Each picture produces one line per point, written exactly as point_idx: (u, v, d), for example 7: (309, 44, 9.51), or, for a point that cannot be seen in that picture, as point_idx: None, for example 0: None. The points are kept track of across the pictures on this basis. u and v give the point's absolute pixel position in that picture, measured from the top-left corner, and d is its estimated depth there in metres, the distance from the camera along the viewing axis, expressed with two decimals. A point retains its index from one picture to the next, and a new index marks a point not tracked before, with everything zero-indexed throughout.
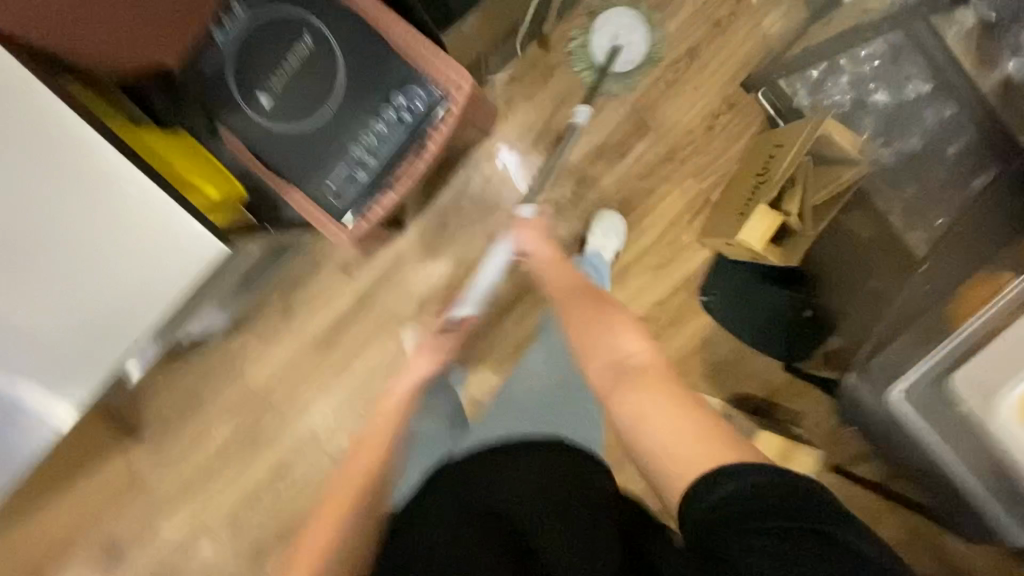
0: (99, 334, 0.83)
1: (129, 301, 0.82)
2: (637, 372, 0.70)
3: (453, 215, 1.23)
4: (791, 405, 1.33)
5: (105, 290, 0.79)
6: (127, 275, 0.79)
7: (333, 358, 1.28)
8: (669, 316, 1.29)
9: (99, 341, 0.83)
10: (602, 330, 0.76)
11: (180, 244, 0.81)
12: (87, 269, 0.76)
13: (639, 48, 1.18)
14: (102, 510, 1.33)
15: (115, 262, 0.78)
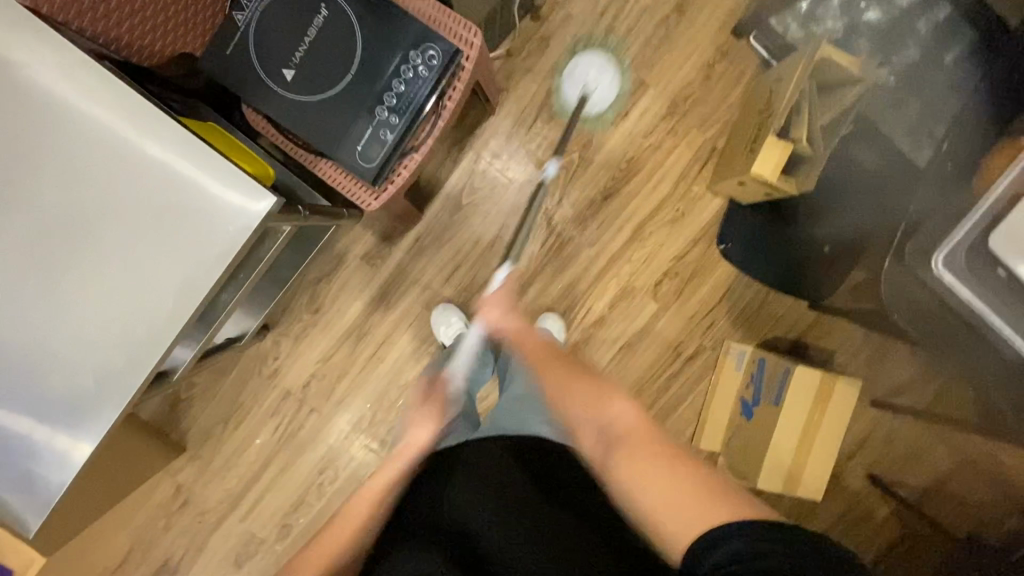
0: (143, 338, 0.70)
1: (159, 305, 0.70)
2: (629, 439, 0.69)
3: (467, 194, 1.26)
4: (821, 343, 1.35)
5: (160, 280, 0.70)
6: (154, 271, 0.69)
7: (367, 350, 1.30)
8: (690, 269, 1.31)
9: (130, 362, 0.70)
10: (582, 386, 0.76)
11: (205, 224, 0.69)
12: (122, 268, 0.70)
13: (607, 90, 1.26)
14: (157, 526, 1.35)
15: (145, 254, 0.69)
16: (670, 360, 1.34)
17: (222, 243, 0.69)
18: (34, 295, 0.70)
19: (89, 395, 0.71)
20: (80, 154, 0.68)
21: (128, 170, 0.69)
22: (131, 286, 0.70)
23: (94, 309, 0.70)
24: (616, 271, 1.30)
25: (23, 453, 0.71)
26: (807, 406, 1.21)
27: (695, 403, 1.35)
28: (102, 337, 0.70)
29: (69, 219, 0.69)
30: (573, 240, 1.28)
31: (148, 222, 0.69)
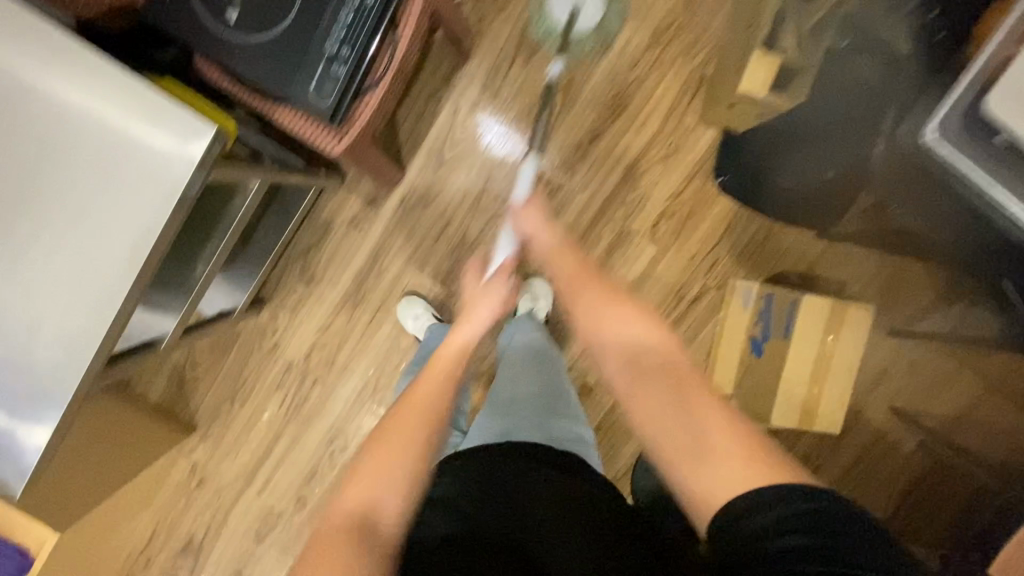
0: (97, 288, 0.70)
1: (107, 260, 0.69)
2: (660, 367, 0.72)
3: (449, 148, 1.23)
4: (833, 272, 1.29)
5: (109, 228, 0.69)
6: (98, 226, 0.69)
7: (363, 317, 1.29)
8: (687, 207, 1.26)
9: (86, 318, 0.70)
10: (610, 310, 0.78)
11: (141, 172, 0.68)
12: (69, 226, 0.70)
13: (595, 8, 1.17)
14: (177, 505, 1.38)
15: (88, 210, 0.69)
16: (673, 303, 1.29)
17: (161, 190, 0.68)
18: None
19: (50, 356, 0.71)
20: (15, 117, 0.68)
21: (62, 127, 0.68)
22: (78, 243, 0.70)
23: (44, 269, 0.70)
24: (610, 215, 1.25)
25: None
26: (817, 335, 1.15)
27: (703, 346, 1.31)
28: (62, 292, 0.70)
29: (12, 181, 0.69)
30: (563, 186, 1.24)
31: (88, 176, 0.69)
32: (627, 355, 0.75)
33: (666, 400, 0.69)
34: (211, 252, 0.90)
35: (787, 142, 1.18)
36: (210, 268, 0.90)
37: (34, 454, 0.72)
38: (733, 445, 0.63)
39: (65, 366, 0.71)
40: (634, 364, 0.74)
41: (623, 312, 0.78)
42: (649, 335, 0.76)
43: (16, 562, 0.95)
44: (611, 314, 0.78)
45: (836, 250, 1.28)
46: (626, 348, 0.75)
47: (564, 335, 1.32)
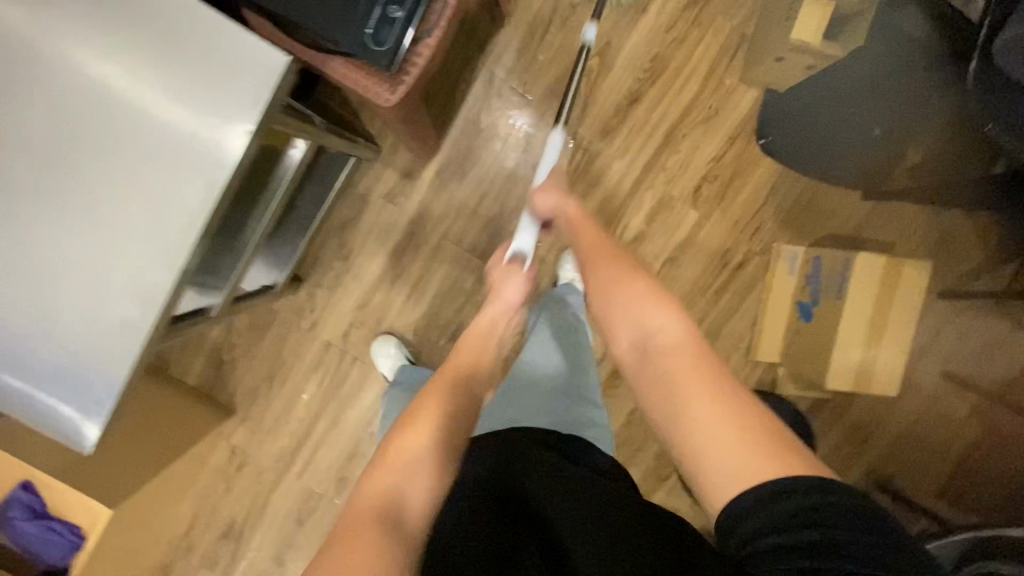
0: (171, 229, 0.68)
1: (165, 233, 0.68)
2: (673, 352, 0.66)
3: (484, 116, 1.21)
4: (881, 232, 1.25)
5: (182, 165, 0.67)
6: (154, 200, 0.67)
7: (401, 293, 1.27)
8: (729, 170, 1.23)
9: (144, 293, 0.68)
10: (626, 296, 0.71)
11: (199, 142, 0.67)
12: (123, 202, 0.68)
13: None
14: (218, 490, 1.37)
15: (143, 184, 0.67)
16: (718, 270, 1.26)
17: (220, 159, 0.67)
18: (61, 199, 0.68)
19: (105, 335, 0.68)
20: (67, 93, 0.67)
21: (113, 101, 0.67)
22: (142, 194, 0.68)
23: (98, 247, 0.68)
24: (651, 181, 1.22)
25: (64, 368, 0.68)
26: (870, 298, 1.13)
27: (749, 313, 1.28)
28: (134, 234, 0.68)
29: (64, 158, 0.67)
30: (602, 152, 1.21)
31: (143, 149, 0.67)
32: (650, 340, 0.68)
33: (691, 399, 0.62)
34: (251, 232, 0.89)
35: (831, 103, 1.19)
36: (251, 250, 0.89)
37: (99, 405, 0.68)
38: (744, 443, 0.58)
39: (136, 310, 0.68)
40: (646, 350, 0.68)
41: (642, 289, 0.71)
42: (667, 315, 0.68)
43: (70, 541, 0.94)
44: (631, 292, 0.71)
45: (882, 209, 1.25)
46: (649, 333, 0.68)
47: None
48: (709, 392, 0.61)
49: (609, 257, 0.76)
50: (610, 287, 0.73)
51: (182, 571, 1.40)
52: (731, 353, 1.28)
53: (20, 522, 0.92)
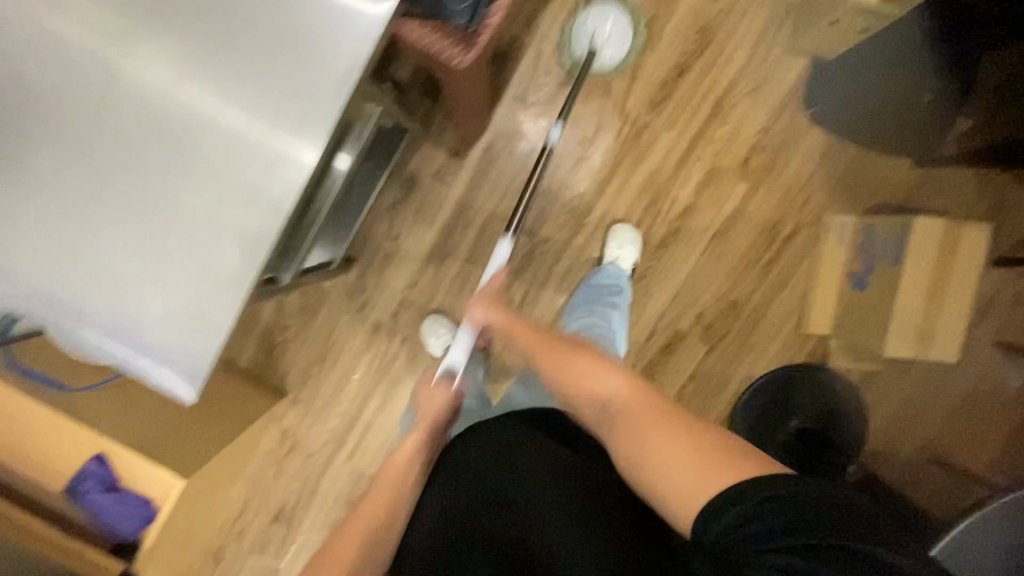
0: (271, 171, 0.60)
1: (254, 205, 0.60)
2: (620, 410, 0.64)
3: (532, 92, 1.22)
4: (934, 197, 1.24)
5: (282, 100, 0.59)
6: (239, 167, 0.60)
7: (450, 271, 1.27)
8: (778, 141, 1.23)
9: (233, 274, 0.61)
10: (569, 364, 0.71)
11: (286, 101, 0.59)
12: (204, 175, 0.60)
13: (618, 46, 1.20)
14: (269, 474, 1.37)
15: (225, 151, 0.60)
16: (768, 242, 1.27)
17: (312, 117, 0.59)
18: (149, 144, 0.60)
19: (194, 322, 0.61)
20: (136, 56, 0.60)
21: (189, 60, 0.59)
22: (236, 135, 0.60)
23: (179, 225, 0.61)
24: (698, 153, 1.23)
25: (157, 333, 0.62)
26: (929, 259, 1.13)
27: (800, 286, 1.28)
28: (230, 179, 0.60)
29: (138, 128, 0.60)
30: (649, 125, 1.22)
31: (224, 113, 0.60)
32: (602, 401, 0.67)
33: (637, 436, 0.60)
34: (316, 209, 0.82)
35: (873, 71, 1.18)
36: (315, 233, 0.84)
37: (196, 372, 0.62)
38: (696, 477, 0.54)
39: (235, 264, 0.61)
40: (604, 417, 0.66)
41: (586, 365, 0.70)
42: (613, 378, 0.67)
43: (143, 513, 0.94)
44: (575, 364, 0.71)
45: (935, 174, 1.23)
46: (603, 400, 0.66)
47: (656, 279, 1.29)
48: (648, 424, 0.60)
49: (553, 340, 0.75)
50: (553, 371, 0.72)
51: (235, 557, 1.40)
52: (782, 329, 1.30)
53: (93, 495, 0.92)
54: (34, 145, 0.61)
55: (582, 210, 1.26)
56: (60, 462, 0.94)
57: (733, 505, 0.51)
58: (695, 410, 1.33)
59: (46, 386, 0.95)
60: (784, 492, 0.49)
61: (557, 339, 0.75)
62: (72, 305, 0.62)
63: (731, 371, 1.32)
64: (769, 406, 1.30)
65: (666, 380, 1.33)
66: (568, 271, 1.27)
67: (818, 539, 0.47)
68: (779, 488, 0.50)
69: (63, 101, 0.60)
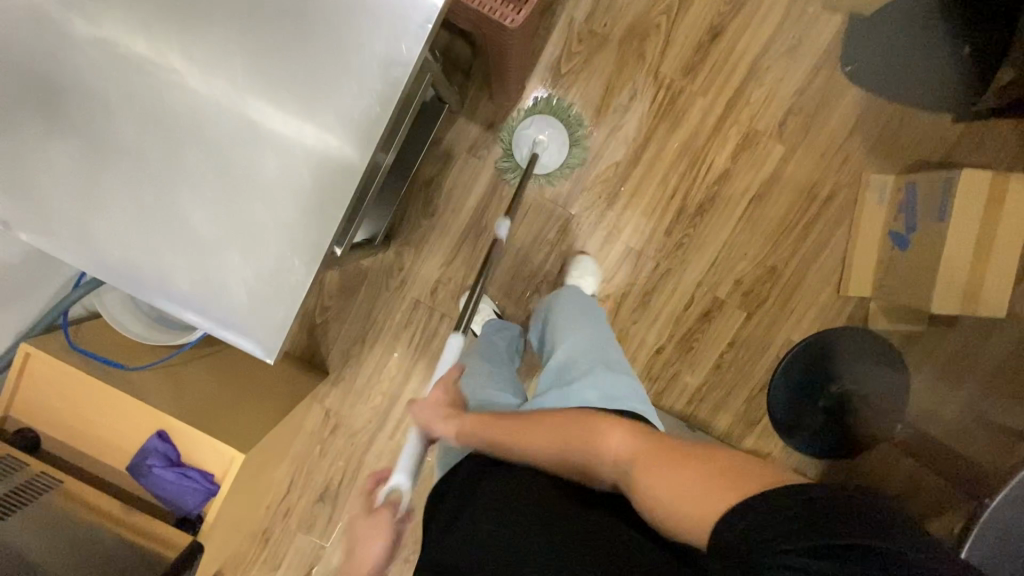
0: (345, 124, 0.57)
1: (332, 163, 0.58)
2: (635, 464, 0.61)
3: (566, 61, 1.22)
4: (978, 150, 1.22)
5: (354, 49, 0.56)
6: (312, 123, 0.57)
7: (487, 245, 1.28)
8: (815, 101, 1.23)
9: (313, 238, 0.59)
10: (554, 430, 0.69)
11: (359, 49, 0.56)
12: (282, 134, 0.58)
13: (552, 158, 1.23)
14: (313, 454, 1.39)
15: (299, 108, 0.57)
16: (806, 204, 1.27)
17: (388, 66, 0.56)
18: (219, 102, 0.58)
19: (278, 289, 0.60)
20: (205, 12, 0.57)
21: (259, 15, 0.57)
22: (308, 88, 0.57)
23: (254, 189, 0.59)
24: (733, 117, 1.23)
25: (235, 298, 0.60)
26: (980, 213, 1.09)
27: (838, 250, 1.29)
28: (303, 136, 0.58)
29: (208, 90, 0.58)
30: (685, 90, 1.23)
31: (297, 66, 0.57)
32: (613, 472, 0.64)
33: (647, 481, 0.58)
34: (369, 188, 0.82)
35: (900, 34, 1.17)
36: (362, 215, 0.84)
37: (276, 336, 0.60)
38: (695, 498, 0.53)
39: (311, 225, 0.59)
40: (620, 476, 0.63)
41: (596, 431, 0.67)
42: (614, 437, 0.65)
43: (204, 487, 0.96)
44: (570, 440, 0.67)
45: (978, 127, 1.21)
46: (615, 462, 0.64)
47: (693, 247, 1.28)
48: (659, 466, 0.59)
49: (541, 417, 0.72)
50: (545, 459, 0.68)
51: (282, 536, 1.42)
52: (821, 293, 1.31)
53: (157, 470, 0.94)
54: (103, 115, 0.59)
55: (618, 179, 1.25)
56: (122, 439, 0.96)
57: (744, 516, 0.48)
58: (735, 376, 1.33)
59: (110, 365, 0.98)
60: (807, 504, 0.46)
61: (544, 413, 0.73)
62: (153, 279, 0.61)
63: (770, 336, 1.32)
64: (809, 373, 1.29)
65: (705, 347, 1.32)
66: (605, 242, 1.27)
67: (840, 545, 0.43)
68: (788, 502, 0.47)
69: (128, 59, 0.58)
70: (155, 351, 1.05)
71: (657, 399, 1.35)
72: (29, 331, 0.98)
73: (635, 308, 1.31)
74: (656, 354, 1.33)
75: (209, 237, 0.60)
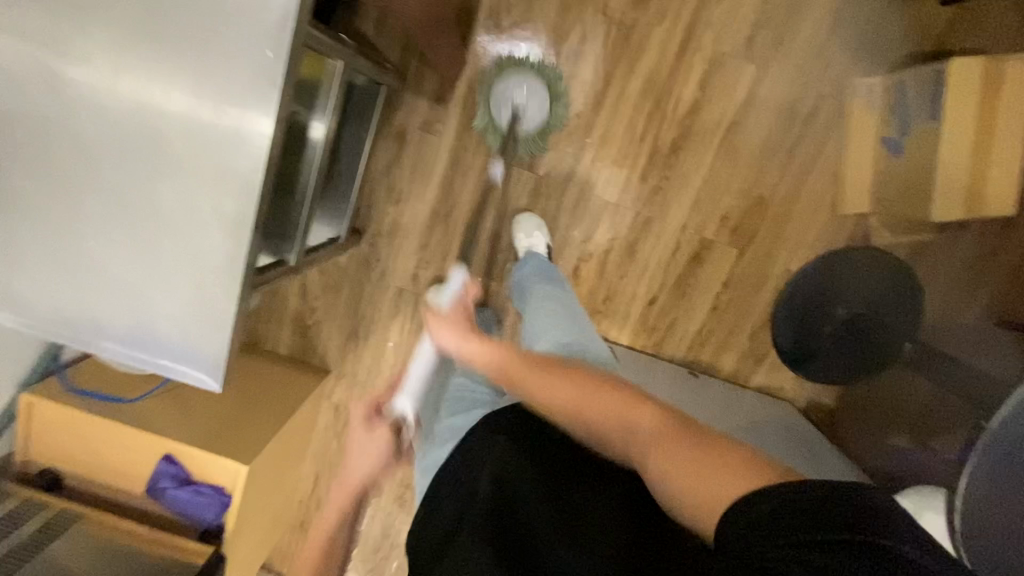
0: (229, 163, 0.60)
1: (227, 182, 0.61)
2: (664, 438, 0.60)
3: (506, 14, 1.15)
4: (974, 34, 1.11)
5: (219, 89, 0.59)
6: (200, 152, 0.61)
7: (459, 221, 1.25)
8: (782, 10, 1.13)
9: (227, 261, 0.63)
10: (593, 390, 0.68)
11: (227, 64, 0.59)
12: (174, 180, 0.61)
13: (535, 114, 1.16)
14: (331, 449, 1.43)
15: (187, 149, 0.61)
16: (788, 124, 1.18)
17: (258, 75, 0.58)
18: (109, 160, 0.62)
19: (207, 318, 0.64)
20: (79, 82, 0.60)
21: (124, 76, 0.59)
22: (188, 134, 0.60)
23: (161, 226, 0.63)
24: (696, 43, 1.15)
25: (168, 333, 0.65)
26: (974, 105, 1.00)
27: (829, 168, 1.21)
28: (194, 180, 0.61)
29: (96, 136, 0.61)
30: (638, 22, 1.14)
31: (172, 117, 0.60)
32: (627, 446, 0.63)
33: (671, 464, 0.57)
34: (305, 181, 0.87)
35: None
36: (308, 203, 0.87)
37: (213, 360, 0.65)
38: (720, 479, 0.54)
39: (220, 257, 0.63)
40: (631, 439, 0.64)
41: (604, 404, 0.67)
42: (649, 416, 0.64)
43: (218, 500, 1.01)
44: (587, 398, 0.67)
45: (970, 7, 1.10)
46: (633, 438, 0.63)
47: (672, 190, 1.22)
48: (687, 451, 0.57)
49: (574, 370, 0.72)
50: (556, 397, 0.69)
51: None
52: (816, 215, 1.24)
53: (172, 490, 0.99)
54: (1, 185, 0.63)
55: (583, 130, 1.19)
56: (135, 465, 1.01)
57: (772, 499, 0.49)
58: (735, 315, 1.30)
59: (107, 400, 1.01)
60: (795, 496, 0.48)
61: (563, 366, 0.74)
62: (90, 331, 0.66)
63: (766, 268, 1.27)
64: (815, 296, 1.24)
65: (700, 291, 1.28)
66: (580, 198, 1.23)
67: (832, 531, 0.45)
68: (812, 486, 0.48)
69: (20, 134, 0.62)
70: (148, 381, 1.07)
71: (658, 349, 1.32)
72: (29, 379, 1.02)
73: (620, 263, 1.26)
74: (650, 305, 1.29)
75: (130, 284, 0.64)
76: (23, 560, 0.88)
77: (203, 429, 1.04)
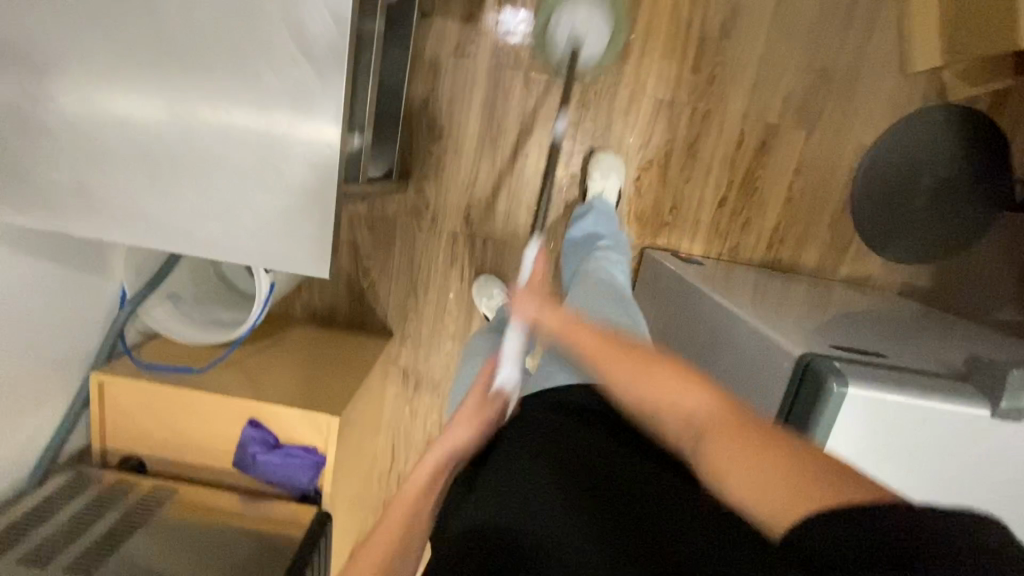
0: (301, 147, 0.68)
1: (309, 148, 0.68)
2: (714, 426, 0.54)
3: None
4: None
5: (288, 79, 0.66)
6: (267, 133, 0.68)
7: (507, 148, 1.19)
8: None
9: (301, 214, 0.70)
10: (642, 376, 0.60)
11: (304, 46, 0.65)
12: (245, 153, 0.69)
13: None
14: (404, 417, 1.35)
15: (254, 128, 0.68)
16: None
17: (324, 65, 0.65)
18: (185, 130, 0.68)
19: (280, 253, 0.72)
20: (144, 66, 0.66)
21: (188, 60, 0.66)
22: (254, 116, 0.67)
23: (237, 187, 0.70)
24: None
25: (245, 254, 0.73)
26: None
27: (891, 26, 1.13)
28: (259, 156, 0.69)
29: (172, 104, 0.67)
30: None
31: (237, 96, 0.66)
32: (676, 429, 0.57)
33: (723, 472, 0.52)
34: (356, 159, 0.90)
35: None
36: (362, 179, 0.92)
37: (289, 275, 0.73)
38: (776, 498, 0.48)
39: (297, 216, 0.71)
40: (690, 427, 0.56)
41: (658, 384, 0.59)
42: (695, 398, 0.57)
43: (311, 461, 0.94)
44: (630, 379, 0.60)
45: None
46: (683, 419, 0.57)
47: (728, 76, 1.14)
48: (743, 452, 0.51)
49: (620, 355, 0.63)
50: (618, 393, 0.62)
51: None
52: (884, 79, 1.16)
53: (262, 456, 0.93)
54: (88, 141, 0.69)
55: (624, 27, 1.12)
56: (217, 439, 0.95)
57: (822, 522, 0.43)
58: (812, 203, 1.21)
59: (178, 371, 0.95)
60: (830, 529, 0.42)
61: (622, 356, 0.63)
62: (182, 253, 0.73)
63: (839, 148, 1.19)
64: (889, 188, 1.17)
65: (771, 183, 1.20)
66: (630, 102, 1.15)
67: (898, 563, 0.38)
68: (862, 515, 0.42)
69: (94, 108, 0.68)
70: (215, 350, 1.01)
71: (734, 254, 1.24)
72: (93, 364, 0.95)
73: (683, 165, 1.19)
74: (720, 207, 1.21)
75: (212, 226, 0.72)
76: (90, 565, 0.78)
77: (283, 390, 0.97)
